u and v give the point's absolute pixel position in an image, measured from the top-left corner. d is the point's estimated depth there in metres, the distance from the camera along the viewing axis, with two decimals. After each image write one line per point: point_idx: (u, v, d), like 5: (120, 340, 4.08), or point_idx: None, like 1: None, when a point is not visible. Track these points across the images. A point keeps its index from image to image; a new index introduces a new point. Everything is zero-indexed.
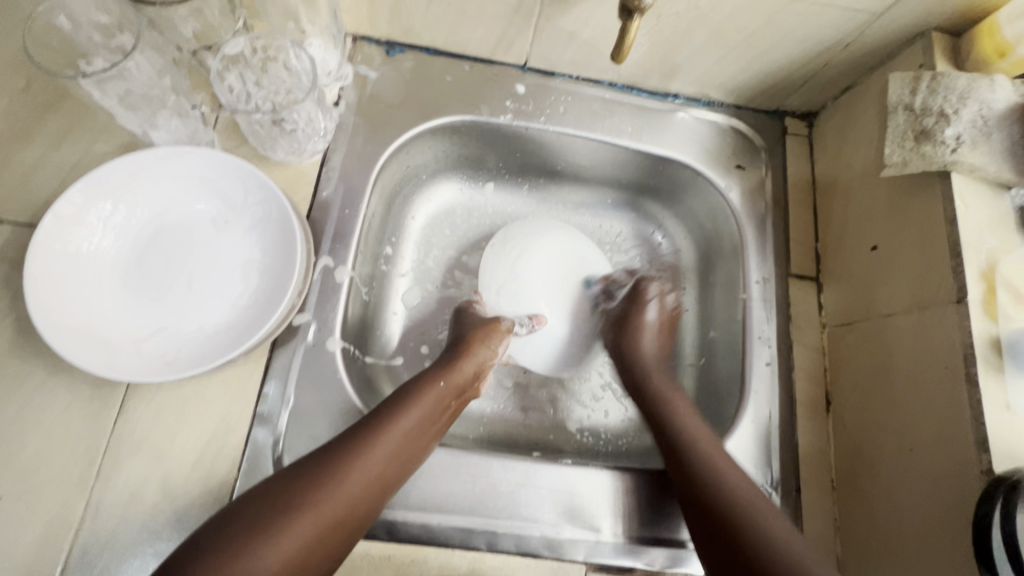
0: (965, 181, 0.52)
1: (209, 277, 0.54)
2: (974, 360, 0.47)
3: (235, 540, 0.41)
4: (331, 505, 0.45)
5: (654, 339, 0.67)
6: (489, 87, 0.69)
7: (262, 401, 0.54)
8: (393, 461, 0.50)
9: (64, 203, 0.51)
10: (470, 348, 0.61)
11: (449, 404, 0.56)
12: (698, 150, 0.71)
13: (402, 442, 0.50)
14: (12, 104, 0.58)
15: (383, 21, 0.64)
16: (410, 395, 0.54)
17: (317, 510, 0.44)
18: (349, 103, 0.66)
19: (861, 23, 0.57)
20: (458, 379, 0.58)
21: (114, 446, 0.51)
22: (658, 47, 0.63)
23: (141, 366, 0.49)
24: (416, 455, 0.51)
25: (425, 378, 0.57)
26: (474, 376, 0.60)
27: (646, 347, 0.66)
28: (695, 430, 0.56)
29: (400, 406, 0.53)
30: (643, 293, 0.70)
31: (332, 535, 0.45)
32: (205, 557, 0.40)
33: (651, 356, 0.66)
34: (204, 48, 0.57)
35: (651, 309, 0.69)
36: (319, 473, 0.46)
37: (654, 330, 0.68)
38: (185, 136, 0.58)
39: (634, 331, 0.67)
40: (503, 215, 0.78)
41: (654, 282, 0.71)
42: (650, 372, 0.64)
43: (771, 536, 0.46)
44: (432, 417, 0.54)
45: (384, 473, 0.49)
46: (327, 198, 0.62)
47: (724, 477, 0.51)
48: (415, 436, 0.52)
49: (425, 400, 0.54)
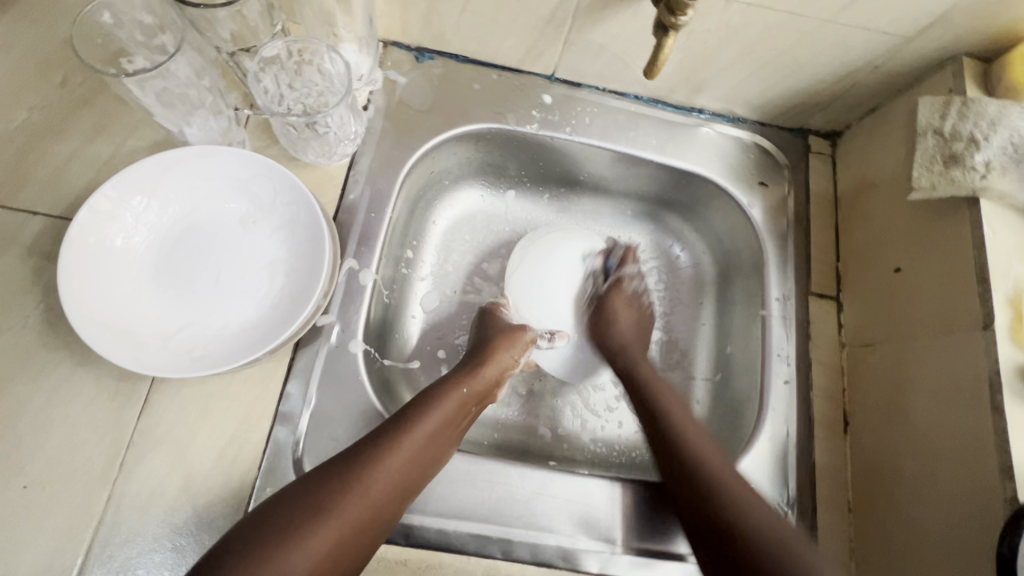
0: (993, 207, 0.53)
1: (236, 276, 0.55)
2: (999, 387, 0.47)
3: (262, 548, 0.41)
4: (357, 510, 0.45)
5: (630, 320, 0.69)
6: (516, 96, 0.70)
7: (283, 400, 0.54)
8: (414, 467, 0.50)
9: (99, 198, 0.51)
10: (493, 353, 0.61)
11: (469, 411, 0.57)
12: (722, 165, 0.71)
13: (425, 448, 0.51)
14: (49, 98, 0.59)
15: (415, 28, 0.65)
16: (432, 399, 0.54)
17: (344, 514, 0.45)
18: (378, 107, 0.66)
19: (892, 46, 0.58)
20: (478, 384, 0.58)
21: (139, 439, 0.51)
22: (687, 62, 0.64)
23: (169, 362, 0.50)
24: (436, 460, 0.52)
25: (446, 383, 0.57)
26: (494, 382, 0.60)
27: (621, 329, 0.68)
28: (665, 391, 0.60)
29: (423, 410, 0.53)
30: (623, 286, 0.72)
31: (359, 540, 0.45)
32: (234, 562, 0.40)
33: (629, 339, 0.67)
34: (243, 50, 0.57)
35: (625, 308, 0.70)
36: (345, 477, 0.46)
37: (627, 312, 0.70)
38: (218, 135, 0.58)
39: (608, 319, 0.68)
40: (523, 223, 0.78)
41: (627, 281, 0.72)
42: (636, 358, 0.65)
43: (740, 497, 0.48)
44: (453, 423, 0.54)
45: (407, 478, 0.49)
46: (354, 200, 0.62)
47: (697, 448, 0.53)
48: (436, 440, 0.52)
49: (447, 406, 0.54)
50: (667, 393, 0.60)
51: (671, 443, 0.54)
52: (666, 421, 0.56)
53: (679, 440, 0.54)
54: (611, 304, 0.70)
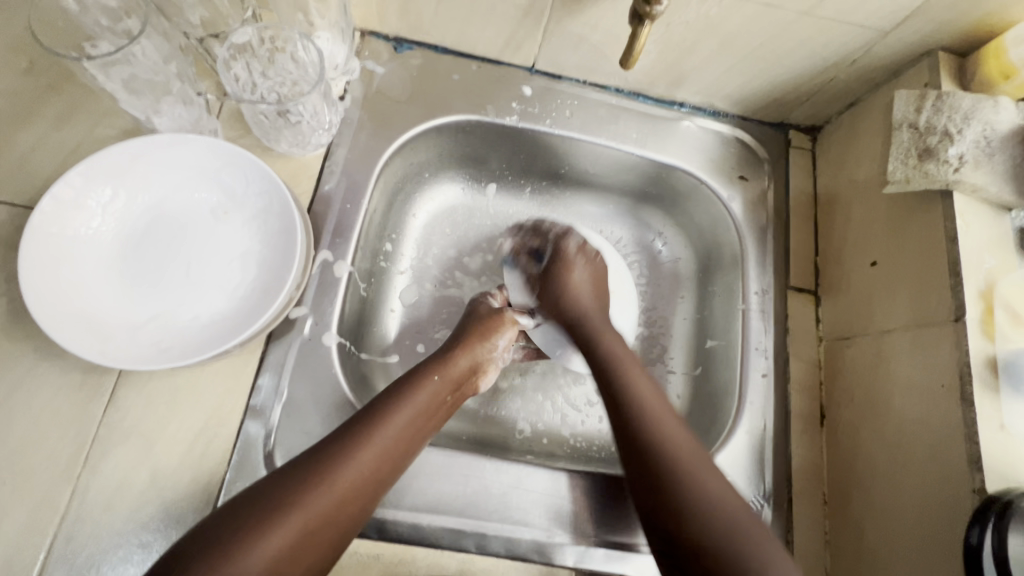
0: (966, 201, 0.53)
1: (207, 267, 0.54)
2: (969, 379, 0.47)
3: (223, 544, 0.40)
4: (324, 502, 0.44)
5: (584, 281, 0.65)
6: (495, 88, 0.69)
7: (254, 394, 0.54)
8: (384, 459, 0.49)
9: (63, 186, 0.50)
10: (467, 343, 0.60)
11: (444, 400, 0.56)
12: (702, 159, 0.71)
13: (397, 438, 0.50)
14: (13, 84, 0.58)
15: (392, 17, 0.64)
16: (403, 389, 0.53)
17: (309, 506, 0.44)
18: (355, 98, 0.65)
19: (869, 40, 0.58)
20: (453, 373, 0.58)
21: (105, 433, 0.50)
22: (666, 55, 0.64)
23: (134, 353, 0.49)
24: (409, 450, 0.51)
25: (418, 372, 0.56)
26: (469, 370, 0.59)
27: (579, 291, 0.64)
28: (641, 387, 0.55)
29: (394, 401, 0.52)
30: (567, 253, 0.67)
31: (325, 534, 0.44)
32: (197, 560, 0.39)
33: (585, 300, 0.64)
34: (213, 36, 0.57)
35: (578, 271, 0.66)
36: (309, 472, 0.45)
37: (580, 277, 0.65)
38: (189, 124, 0.57)
39: (563, 290, 0.64)
40: (504, 217, 0.78)
41: (570, 238, 0.68)
42: (599, 329, 0.61)
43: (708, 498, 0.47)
44: (426, 413, 0.53)
45: (377, 469, 0.48)
46: (329, 191, 0.62)
47: (675, 448, 0.50)
48: (407, 431, 0.51)
49: (419, 397, 0.54)
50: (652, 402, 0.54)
51: (644, 442, 0.51)
52: (642, 423, 0.52)
53: (659, 448, 0.50)
54: (586, 323, 0.62)
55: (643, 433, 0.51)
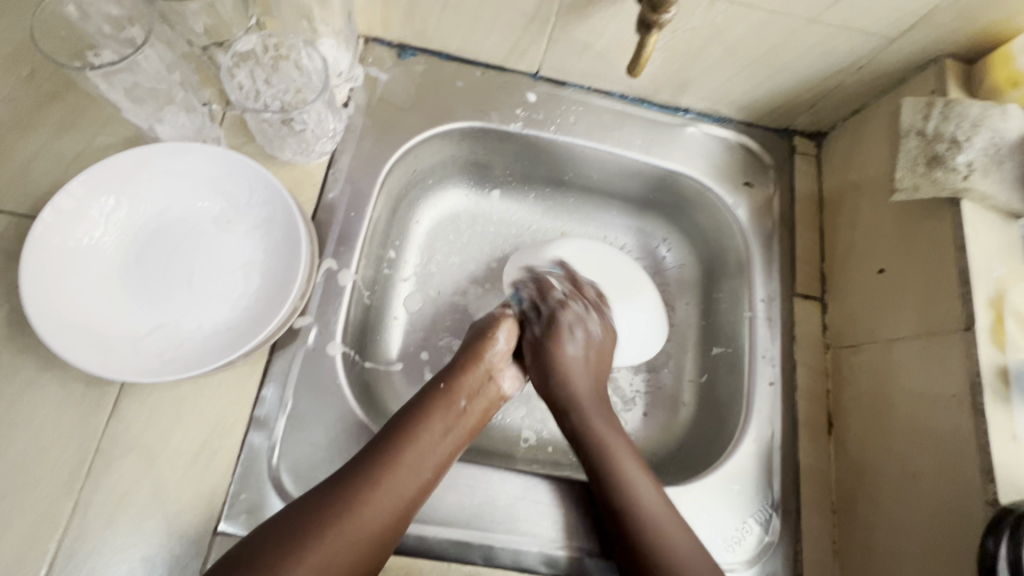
0: (975, 209, 0.53)
1: (210, 277, 0.53)
2: (980, 389, 0.47)
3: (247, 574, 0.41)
4: (345, 533, 0.45)
5: (578, 352, 0.62)
6: (500, 94, 0.69)
7: (258, 405, 0.53)
8: (401, 479, 0.49)
9: (65, 196, 0.50)
10: (478, 353, 0.59)
11: (460, 413, 0.55)
12: (707, 165, 0.71)
13: (412, 460, 0.50)
14: (15, 92, 0.57)
15: (397, 24, 0.64)
16: (414, 411, 0.53)
17: (331, 540, 0.44)
18: (358, 105, 0.65)
19: (876, 46, 0.58)
20: (466, 386, 0.57)
21: (107, 445, 0.49)
22: (672, 62, 0.63)
23: (137, 365, 0.48)
24: (427, 467, 0.50)
25: (430, 390, 0.56)
26: (484, 379, 0.58)
27: (574, 377, 0.60)
28: (619, 454, 0.55)
29: (407, 426, 0.52)
30: (561, 323, 0.63)
31: (348, 560, 0.44)
32: None
33: (579, 381, 0.60)
34: (216, 44, 0.57)
35: (573, 340, 0.62)
36: (325, 499, 0.46)
37: (575, 354, 0.61)
38: (191, 132, 0.56)
39: (557, 368, 0.61)
40: (508, 223, 0.77)
41: (570, 306, 0.64)
42: (574, 391, 0.60)
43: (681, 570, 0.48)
44: (439, 431, 0.53)
45: (396, 492, 0.48)
46: (333, 199, 0.61)
47: (648, 519, 0.51)
48: (422, 449, 0.51)
49: (431, 416, 0.53)
50: (621, 462, 0.54)
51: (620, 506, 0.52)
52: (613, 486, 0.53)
53: (635, 512, 0.51)
54: (580, 411, 0.59)
55: (617, 503, 0.52)
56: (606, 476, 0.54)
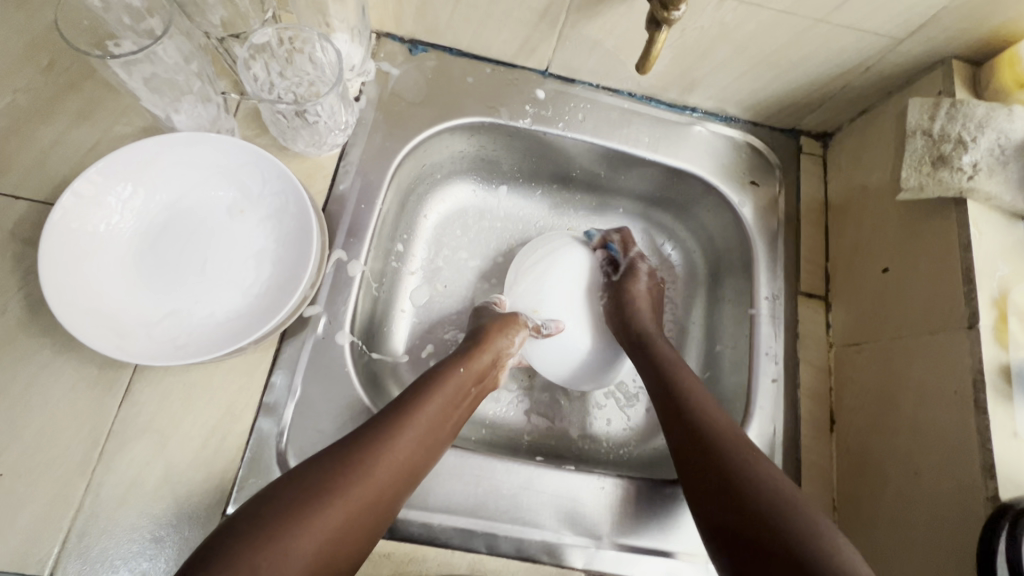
0: (980, 209, 0.53)
1: (223, 264, 0.54)
2: (983, 387, 0.47)
3: (264, 529, 0.40)
4: (362, 491, 0.44)
5: (647, 291, 0.70)
6: (509, 91, 0.69)
7: (267, 391, 0.54)
8: (419, 448, 0.49)
9: (84, 182, 0.51)
10: (489, 337, 0.61)
11: (469, 392, 0.56)
12: (713, 163, 0.71)
13: (428, 428, 0.50)
14: (33, 82, 0.58)
15: (408, 20, 0.65)
16: (430, 383, 0.53)
17: (349, 496, 0.43)
18: (370, 99, 0.66)
19: (883, 47, 0.58)
20: (478, 365, 0.58)
21: (120, 428, 0.50)
22: (680, 60, 0.64)
23: (151, 349, 0.49)
24: (439, 441, 0.51)
25: (444, 365, 0.56)
26: (491, 365, 0.60)
27: (644, 310, 0.67)
28: (695, 388, 0.56)
29: (423, 395, 0.52)
30: (635, 268, 0.71)
31: (362, 522, 0.44)
32: (234, 546, 0.39)
33: (649, 318, 0.66)
34: (232, 36, 0.56)
35: (641, 281, 0.70)
36: (344, 460, 0.45)
37: (642, 291, 0.69)
38: (207, 122, 0.57)
39: (629, 300, 0.68)
40: (514, 219, 0.78)
41: (641, 274, 0.71)
42: (651, 334, 0.64)
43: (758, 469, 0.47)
44: (452, 405, 0.53)
45: (411, 458, 0.48)
46: (343, 191, 0.62)
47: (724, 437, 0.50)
48: (438, 420, 0.51)
49: (447, 389, 0.53)
50: (718, 423, 0.52)
51: (714, 457, 0.49)
52: (711, 441, 0.50)
53: (696, 409, 0.53)
54: (676, 369, 0.59)
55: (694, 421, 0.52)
56: (700, 432, 0.51)
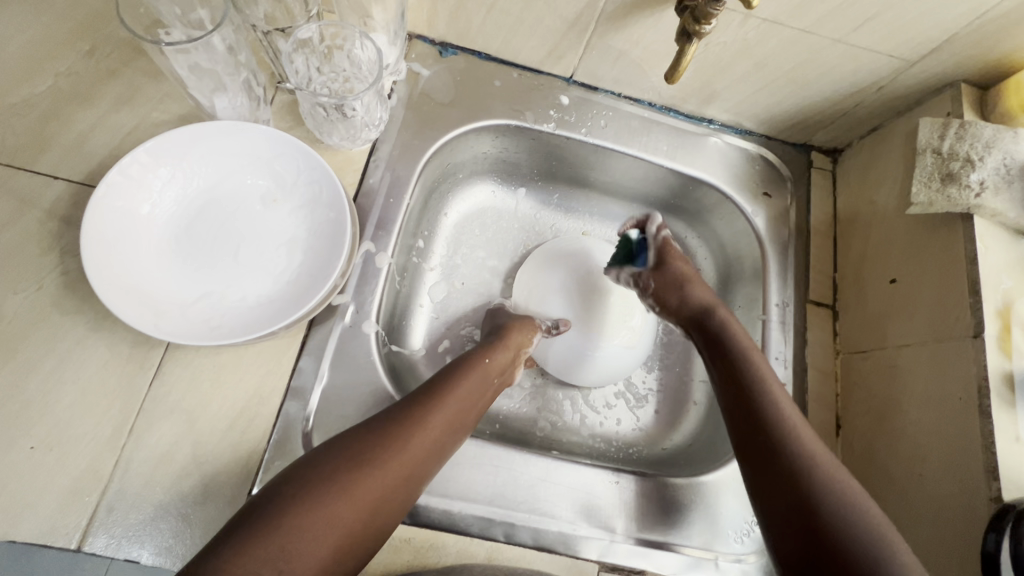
0: (985, 224, 0.56)
1: (256, 250, 0.56)
2: (988, 393, 0.50)
3: (304, 494, 0.41)
4: (395, 466, 0.45)
5: (692, 271, 0.67)
6: (535, 96, 0.72)
7: (295, 376, 0.55)
8: (447, 428, 0.50)
9: (130, 162, 0.52)
10: (509, 333, 0.62)
11: (492, 382, 0.57)
12: (728, 174, 0.74)
13: (457, 410, 0.51)
14: (75, 67, 0.60)
15: (441, 23, 0.67)
16: (457, 370, 0.55)
17: (384, 469, 0.44)
18: (401, 97, 0.68)
19: (896, 69, 0.61)
20: (502, 359, 0.59)
21: (149, 407, 0.51)
22: (702, 73, 0.67)
23: (187, 329, 0.50)
24: (465, 424, 0.52)
25: (471, 355, 0.58)
26: (512, 359, 0.61)
27: (687, 274, 0.67)
28: (771, 382, 0.55)
29: (451, 380, 0.53)
30: (670, 246, 0.69)
31: (395, 495, 0.45)
32: (273, 510, 0.40)
33: (703, 290, 0.66)
34: (278, 31, 0.58)
35: (681, 260, 0.68)
36: (379, 435, 0.46)
37: (686, 264, 0.68)
38: (245, 112, 0.59)
39: (678, 283, 0.66)
40: (532, 220, 0.81)
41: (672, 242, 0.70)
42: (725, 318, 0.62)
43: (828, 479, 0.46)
44: (478, 393, 0.54)
45: (441, 438, 0.49)
46: (373, 185, 0.64)
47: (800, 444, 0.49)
48: (466, 404, 0.52)
49: (473, 375, 0.55)
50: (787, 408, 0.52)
51: (773, 438, 0.50)
52: (776, 421, 0.51)
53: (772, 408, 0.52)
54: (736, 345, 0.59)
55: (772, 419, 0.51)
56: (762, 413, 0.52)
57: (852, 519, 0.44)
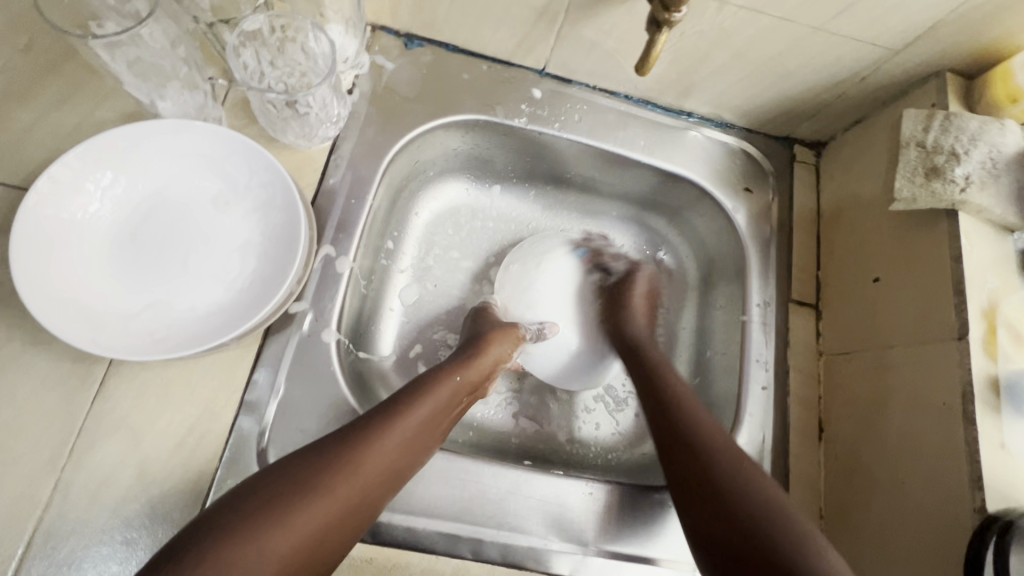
0: (971, 221, 0.53)
1: (206, 257, 0.52)
2: (972, 398, 0.48)
3: (239, 525, 0.38)
4: (343, 494, 0.42)
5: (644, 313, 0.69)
6: (505, 89, 0.68)
7: (249, 389, 0.52)
8: (405, 452, 0.47)
9: (61, 167, 0.49)
10: (487, 345, 0.60)
11: (460, 401, 0.55)
12: (708, 169, 0.71)
13: (416, 434, 0.48)
14: (10, 63, 0.56)
15: (405, 13, 0.63)
16: (423, 387, 0.52)
17: (330, 498, 0.42)
18: (363, 92, 0.65)
19: (879, 57, 0.58)
20: (473, 376, 0.56)
21: (91, 425, 0.48)
22: (678, 64, 0.64)
23: (128, 343, 0.47)
24: (425, 447, 0.49)
25: (440, 371, 0.55)
26: (487, 374, 0.58)
27: (640, 322, 0.68)
28: (689, 399, 0.55)
29: (414, 398, 0.50)
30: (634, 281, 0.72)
31: (340, 526, 0.42)
32: (207, 543, 0.37)
33: (643, 330, 0.67)
34: (222, 22, 0.54)
35: (635, 298, 0.70)
36: (328, 459, 0.43)
37: (645, 310, 0.70)
38: (193, 110, 0.56)
39: (624, 317, 0.68)
40: (507, 219, 0.78)
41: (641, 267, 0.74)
42: (643, 340, 0.65)
43: (746, 473, 0.46)
44: (443, 411, 0.52)
45: (397, 463, 0.46)
46: (333, 185, 0.60)
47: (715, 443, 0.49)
48: (427, 427, 0.49)
49: (439, 393, 0.52)
50: (708, 426, 0.51)
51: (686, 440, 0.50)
52: (687, 425, 0.51)
53: (687, 419, 0.52)
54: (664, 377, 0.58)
55: (682, 423, 0.52)
56: (671, 412, 0.53)
57: (772, 520, 0.42)
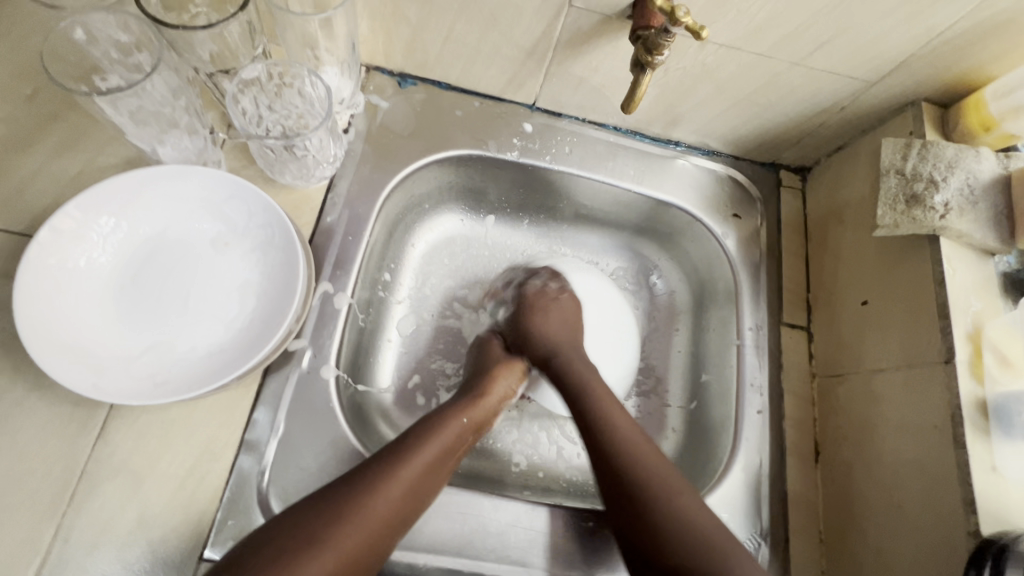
0: (953, 245, 0.55)
1: (206, 298, 0.53)
2: (961, 421, 0.49)
3: None
4: (348, 546, 0.43)
5: (557, 327, 0.64)
6: (497, 124, 0.70)
7: (249, 428, 0.53)
8: (410, 498, 0.47)
9: (63, 216, 0.50)
10: (490, 382, 0.60)
11: (466, 440, 0.55)
12: (697, 197, 0.73)
13: (421, 479, 0.48)
14: (14, 112, 0.58)
15: (398, 55, 0.66)
16: (428, 429, 0.52)
17: (335, 550, 0.42)
18: (359, 131, 0.67)
19: (857, 89, 0.61)
20: (478, 415, 0.57)
21: (92, 469, 0.49)
22: (664, 98, 0.66)
23: (129, 387, 0.48)
24: (432, 491, 0.49)
25: (446, 412, 0.55)
26: (493, 411, 0.59)
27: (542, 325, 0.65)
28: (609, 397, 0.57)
29: (419, 442, 0.50)
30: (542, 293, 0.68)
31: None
32: None
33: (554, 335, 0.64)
34: (221, 71, 0.57)
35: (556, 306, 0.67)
36: (332, 508, 0.44)
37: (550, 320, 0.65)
38: (193, 155, 0.57)
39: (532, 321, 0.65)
40: (502, 248, 0.79)
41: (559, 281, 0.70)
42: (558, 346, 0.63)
43: (661, 481, 0.50)
44: (450, 453, 0.52)
45: (402, 510, 0.46)
46: (331, 223, 0.62)
47: (629, 447, 0.53)
48: (432, 470, 0.50)
49: (445, 435, 0.52)
50: (625, 430, 0.54)
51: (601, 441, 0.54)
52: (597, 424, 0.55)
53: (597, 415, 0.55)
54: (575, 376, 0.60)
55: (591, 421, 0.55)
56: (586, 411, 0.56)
57: (678, 530, 0.47)
